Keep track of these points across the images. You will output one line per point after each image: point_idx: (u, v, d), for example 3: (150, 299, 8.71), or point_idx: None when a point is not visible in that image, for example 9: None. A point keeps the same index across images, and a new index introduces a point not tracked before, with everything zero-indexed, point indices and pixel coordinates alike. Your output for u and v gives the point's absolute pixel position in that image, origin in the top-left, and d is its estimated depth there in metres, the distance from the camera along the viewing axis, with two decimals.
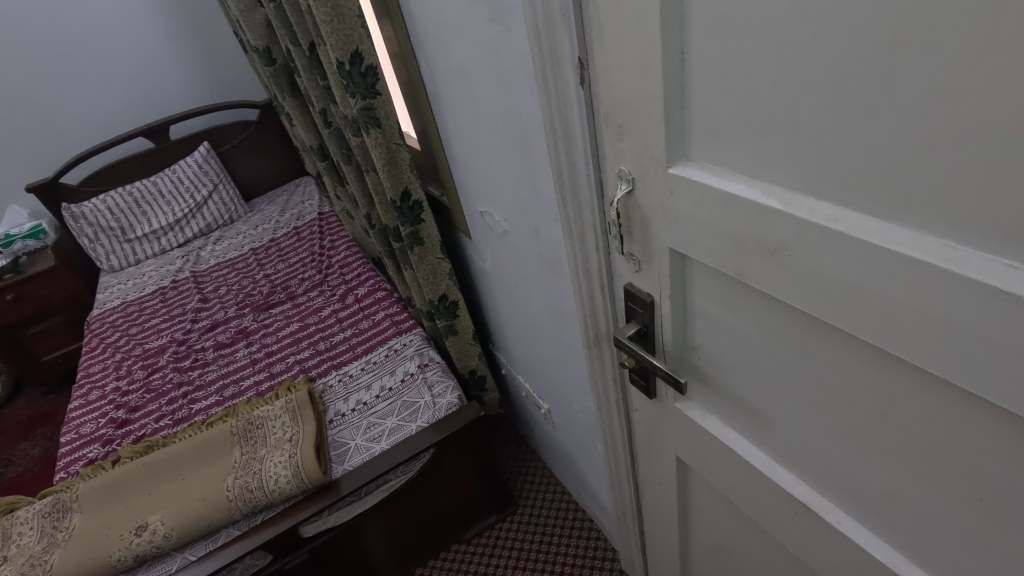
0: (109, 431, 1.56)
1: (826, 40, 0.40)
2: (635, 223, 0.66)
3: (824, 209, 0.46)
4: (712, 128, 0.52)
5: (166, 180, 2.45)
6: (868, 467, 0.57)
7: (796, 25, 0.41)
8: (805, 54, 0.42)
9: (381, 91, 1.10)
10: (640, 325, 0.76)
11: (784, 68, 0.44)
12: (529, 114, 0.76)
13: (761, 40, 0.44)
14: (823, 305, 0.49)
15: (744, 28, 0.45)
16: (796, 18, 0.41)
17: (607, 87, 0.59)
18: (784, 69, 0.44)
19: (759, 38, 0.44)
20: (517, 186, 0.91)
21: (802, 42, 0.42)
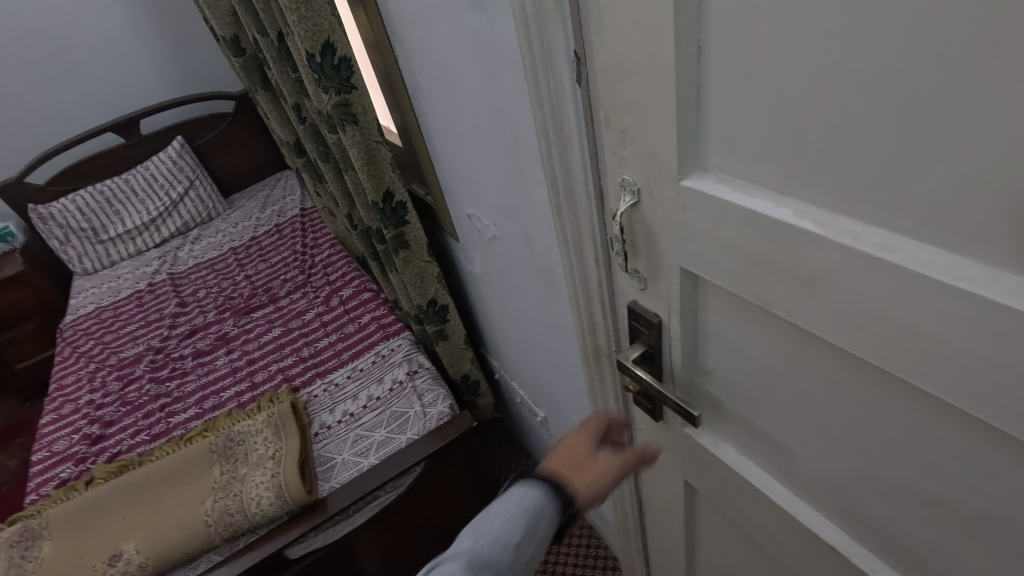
0: (83, 448, 1.48)
1: (885, 39, 0.32)
2: (641, 237, 0.59)
3: (869, 236, 0.39)
4: (732, 135, 0.44)
5: (139, 177, 2.34)
6: (908, 516, 0.51)
7: (847, 18, 0.34)
8: (859, 53, 0.34)
9: (357, 85, 1.01)
10: (645, 346, 0.68)
11: (825, 66, 0.36)
12: (517, 113, 0.68)
13: (801, 33, 0.36)
14: (864, 342, 0.42)
15: (777, 21, 0.37)
16: (846, 9, 0.33)
17: (607, 86, 0.51)
18: (826, 69, 0.36)
19: (798, 30, 0.36)
20: (507, 190, 0.83)
21: (856, 38, 0.34)
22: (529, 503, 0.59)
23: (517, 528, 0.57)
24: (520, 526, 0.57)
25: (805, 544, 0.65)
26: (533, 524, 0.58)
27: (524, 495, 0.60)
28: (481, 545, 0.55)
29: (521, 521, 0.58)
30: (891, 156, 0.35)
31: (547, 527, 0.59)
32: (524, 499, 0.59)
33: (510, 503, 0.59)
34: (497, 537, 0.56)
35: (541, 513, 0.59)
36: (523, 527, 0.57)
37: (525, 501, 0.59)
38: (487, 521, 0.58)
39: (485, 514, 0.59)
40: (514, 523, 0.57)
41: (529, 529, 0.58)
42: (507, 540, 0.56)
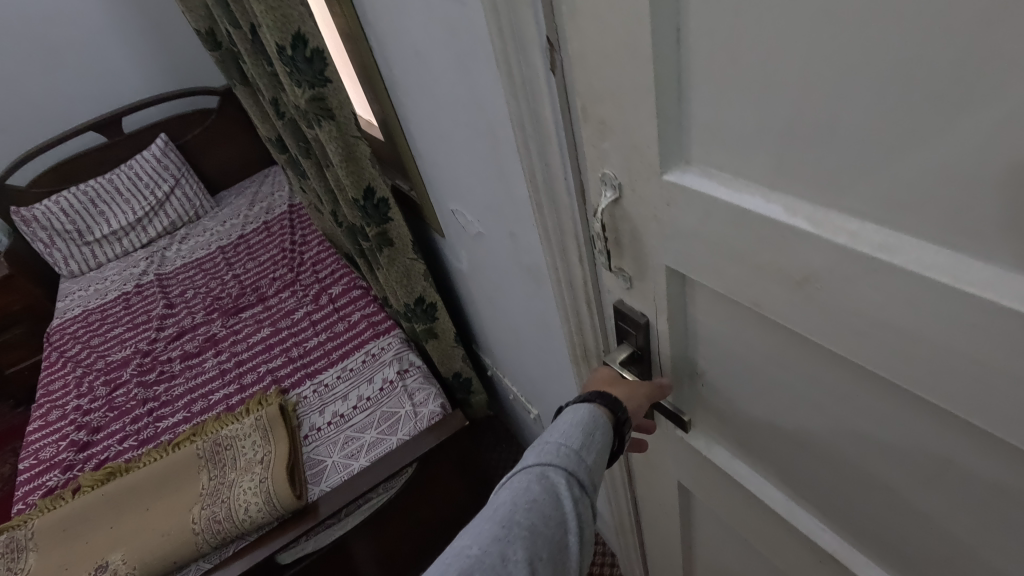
0: (69, 456, 1.44)
1: (878, 19, 0.29)
2: (625, 235, 0.56)
3: (866, 234, 0.35)
4: (717, 125, 0.41)
5: (124, 177, 2.30)
6: (912, 525, 0.49)
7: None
8: (851, 33, 0.30)
9: (331, 78, 0.98)
10: (634, 347, 0.65)
11: (814, 47, 0.32)
12: (493, 106, 0.64)
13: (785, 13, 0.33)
14: (862, 347, 0.39)
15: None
16: None
17: (583, 74, 0.47)
18: (816, 52, 0.32)
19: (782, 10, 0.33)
20: (488, 186, 0.79)
21: (847, 16, 0.30)
22: (584, 416, 0.59)
23: (575, 436, 0.57)
24: (578, 434, 0.57)
25: (805, 549, 0.63)
26: (589, 433, 0.57)
27: (578, 409, 0.60)
28: (544, 456, 0.55)
29: (578, 430, 0.57)
30: (890, 147, 0.32)
31: (606, 436, 0.58)
32: (578, 413, 0.59)
33: (566, 420, 0.59)
34: (558, 444, 0.56)
35: (595, 421, 0.58)
36: (581, 433, 0.57)
37: (578, 413, 0.59)
38: (546, 438, 0.58)
39: (544, 433, 0.59)
40: (571, 434, 0.57)
41: (587, 436, 0.57)
42: (567, 446, 0.56)
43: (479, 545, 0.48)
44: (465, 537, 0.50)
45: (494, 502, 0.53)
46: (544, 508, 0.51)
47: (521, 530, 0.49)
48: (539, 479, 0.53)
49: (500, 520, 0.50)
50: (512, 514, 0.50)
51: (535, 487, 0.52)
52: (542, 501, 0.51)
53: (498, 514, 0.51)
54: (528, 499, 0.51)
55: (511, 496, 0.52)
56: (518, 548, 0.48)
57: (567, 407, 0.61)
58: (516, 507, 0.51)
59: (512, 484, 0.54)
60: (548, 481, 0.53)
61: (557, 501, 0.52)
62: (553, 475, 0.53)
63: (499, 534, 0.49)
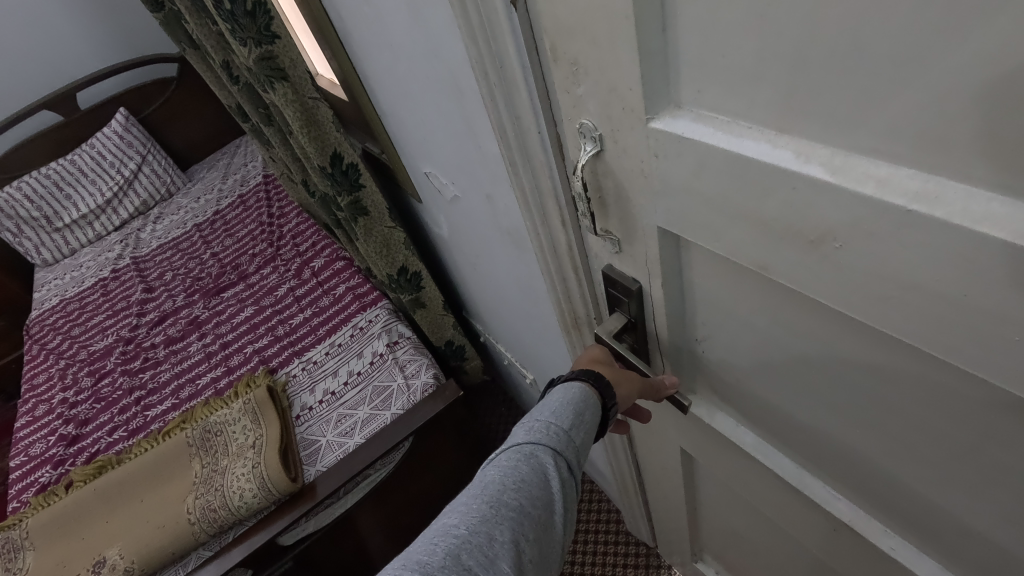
0: (60, 450, 1.39)
1: None
2: (610, 192, 0.49)
3: (899, 179, 0.29)
4: (713, 57, 0.34)
5: (86, 156, 2.19)
6: (939, 501, 0.45)
7: None
8: None
9: (280, 33, 0.88)
10: (626, 316, 0.60)
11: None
12: (453, 52, 0.56)
13: None
14: (888, 313, 0.33)
15: None
16: None
17: (547, 5, 0.40)
18: None
19: None
20: (458, 143, 0.71)
21: None
22: (574, 395, 0.54)
23: (564, 415, 0.52)
24: (568, 414, 0.52)
25: (817, 515, 0.60)
26: (579, 413, 0.53)
27: (566, 388, 0.55)
28: (533, 434, 0.50)
29: (568, 410, 0.53)
30: (933, 70, 0.25)
31: (594, 415, 0.54)
32: (567, 393, 0.55)
33: (555, 399, 0.54)
34: (546, 423, 0.51)
35: (585, 401, 0.54)
36: (571, 413, 0.52)
37: (567, 393, 0.54)
38: (534, 416, 0.53)
39: (531, 410, 0.54)
40: (561, 413, 0.52)
41: (576, 415, 0.53)
42: (556, 425, 0.51)
43: (465, 525, 0.43)
44: (449, 517, 0.45)
45: (480, 480, 0.48)
46: (532, 488, 0.46)
47: (509, 511, 0.44)
48: (528, 458, 0.48)
49: (486, 500, 0.45)
50: (499, 493, 0.45)
51: (525, 466, 0.47)
52: (530, 481, 0.47)
53: (485, 492, 0.46)
54: (517, 478, 0.46)
55: (498, 475, 0.47)
56: (506, 529, 0.43)
57: (554, 388, 0.57)
58: (503, 487, 0.46)
59: (499, 461, 0.49)
60: (537, 460, 0.48)
61: (546, 481, 0.47)
62: (543, 454, 0.49)
63: (486, 515, 0.44)
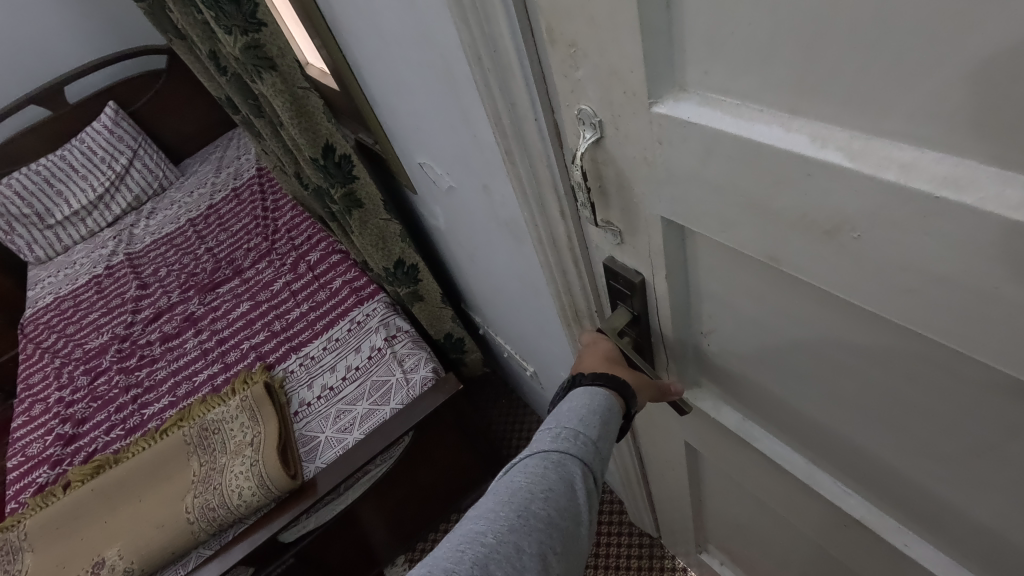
0: (57, 450, 1.38)
1: None
2: (611, 181, 0.47)
3: (925, 163, 0.27)
4: (721, 34, 0.31)
5: (76, 151, 2.16)
6: (956, 499, 0.43)
7: None
8: None
9: (266, 20, 0.86)
10: (630, 312, 0.58)
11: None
12: (445, 37, 0.54)
13: None
14: (907, 307, 0.32)
15: None
16: None
17: None
18: None
19: None
20: (452, 132, 0.69)
21: None
22: (601, 402, 0.52)
23: (592, 423, 0.51)
24: (595, 422, 0.51)
25: (827, 510, 0.58)
26: (606, 422, 0.51)
27: (593, 394, 0.53)
28: (561, 441, 0.49)
29: (595, 417, 0.51)
30: (964, 43, 0.23)
31: (618, 424, 0.52)
32: (593, 399, 0.53)
33: (580, 403, 0.53)
34: (574, 431, 0.50)
35: (611, 409, 0.52)
36: (598, 421, 0.51)
37: (594, 399, 0.52)
38: (559, 421, 0.51)
39: (556, 415, 0.52)
40: (588, 421, 0.51)
41: (603, 424, 0.51)
42: (583, 433, 0.49)
43: (494, 533, 0.42)
44: (474, 523, 0.43)
45: (506, 485, 0.46)
46: (561, 498, 0.45)
47: (538, 522, 0.43)
48: (555, 466, 0.47)
49: (515, 508, 0.44)
50: (528, 502, 0.44)
51: (553, 475, 0.46)
52: (558, 491, 0.45)
53: (513, 499, 0.44)
54: (545, 487, 0.45)
55: (526, 482, 0.45)
56: (534, 540, 0.42)
57: (575, 390, 0.55)
58: (532, 495, 0.44)
59: (526, 468, 0.47)
60: (566, 469, 0.47)
61: (574, 491, 0.46)
62: (571, 464, 0.47)
63: (515, 524, 0.42)
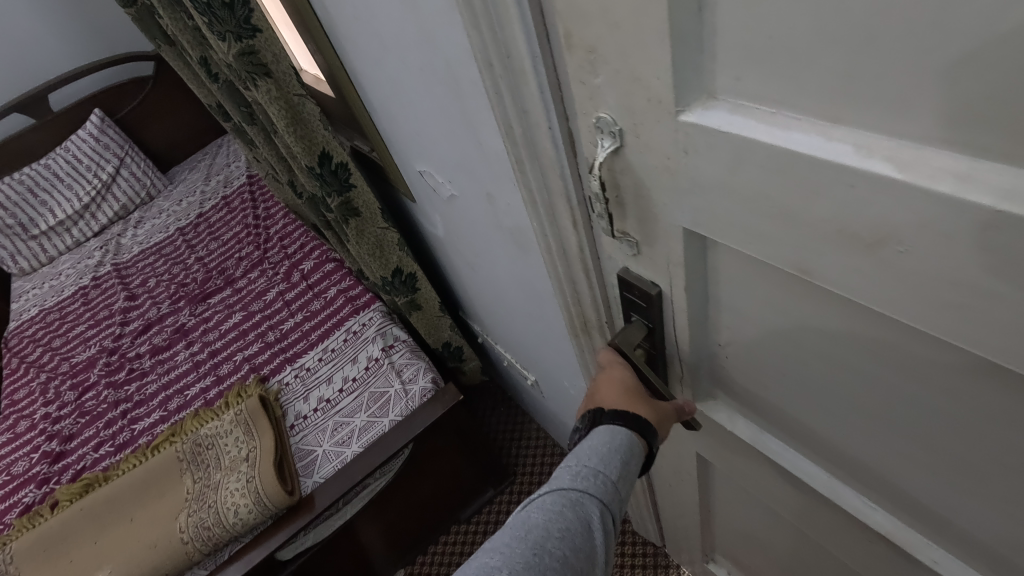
0: (43, 469, 1.33)
1: None
2: (628, 191, 0.45)
3: (983, 173, 0.25)
4: (755, 38, 0.30)
5: (61, 160, 2.12)
6: (989, 512, 0.42)
7: None
8: None
9: (261, 26, 0.84)
10: (645, 324, 0.56)
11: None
12: (453, 44, 0.52)
13: None
14: (953, 323, 0.30)
15: None
16: None
17: None
18: None
19: None
20: (456, 139, 0.67)
21: None
22: (622, 441, 0.52)
23: (612, 463, 0.50)
24: (616, 462, 0.51)
25: (848, 522, 0.57)
26: (627, 462, 0.51)
27: (615, 432, 0.53)
28: (580, 480, 0.49)
29: (616, 457, 0.51)
30: None
31: (639, 465, 0.52)
32: (615, 437, 0.52)
33: (602, 440, 0.52)
34: (594, 470, 0.50)
35: (633, 449, 0.52)
36: (618, 462, 0.51)
37: (616, 438, 0.52)
38: (580, 458, 0.51)
39: (576, 451, 0.53)
40: (609, 460, 0.50)
41: (623, 465, 0.51)
42: (604, 473, 0.49)
43: (509, 567, 0.43)
44: (490, 556, 0.44)
45: (523, 520, 0.47)
46: (577, 538, 0.45)
47: (553, 560, 0.43)
48: (573, 505, 0.47)
49: (531, 545, 0.44)
50: (544, 540, 0.44)
51: (570, 514, 0.46)
52: (574, 530, 0.45)
53: (529, 537, 0.45)
54: (561, 526, 0.45)
55: (543, 519, 0.46)
56: None
57: (597, 426, 0.55)
58: (548, 533, 0.45)
59: (544, 504, 0.47)
60: (583, 509, 0.47)
61: (590, 532, 0.46)
62: (589, 504, 0.47)
63: (530, 562, 0.43)
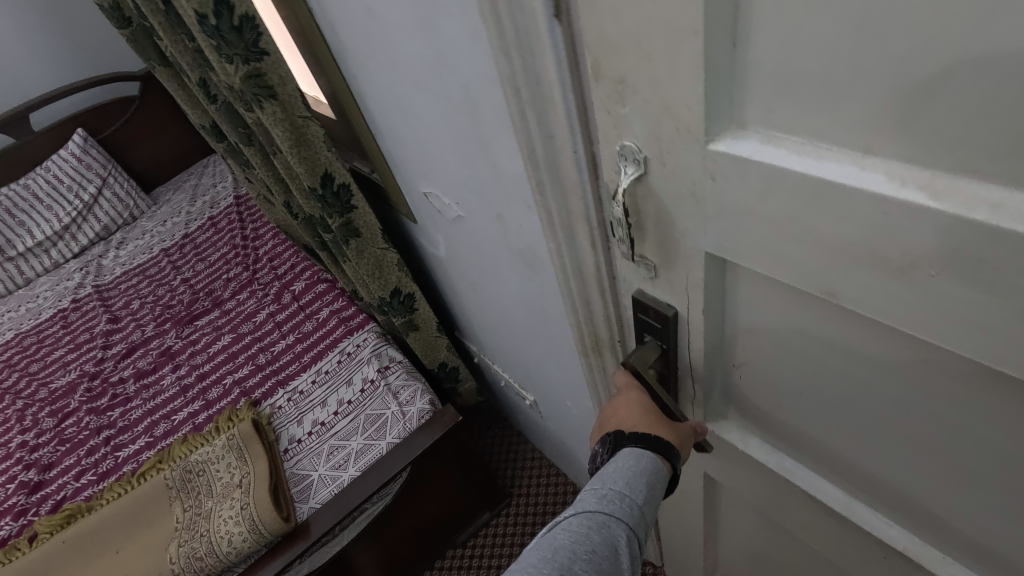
0: (20, 500, 1.27)
1: None
2: (650, 216, 0.47)
3: (1014, 204, 0.27)
4: (788, 74, 0.32)
5: (41, 180, 2.07)
6: (1004, 523, 0.43)
7: None
8: None
9: (269, 49, 0.84)
10: (659, 344, 0.57)
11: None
12: (478, 74, 0.53)
13: None
14: (981, 340, 0.32)
15: None
16: None
17: (591, 20, 0.38)
18: None
19: None
20: (469, 162, 0.68)
21: None
22: (646, 466, 0.53)
23: (637, 488, 0.51)
24: (641, 487, 0.51)
25: (858, 538, 0.58)
26: (651, 488, 0.52)
27: (638, 456, 0.54)
28: (606, 503, 0.49)
29: (641, 481, 0.51)
30: None
31: (662, 491, 0.53)
32: (639, 462, 0.53)
33: (626, 465, 0.53)
34: (620, 493, 0.50)
35: (657, 475, 0.53)
36: (643, 486, 0.51)
37: (639, 462, 0.53)
38: (604, 482, 0.52)
39: (600, 476, 0.53)
40: (634, 485, 0.51)
41: (648, 490, 0.51)
42: (629, 497, 0.50)
43: None
44: None
45: (550, 541, 0.47)
46: (604, 559, 0.45)
47: None
48: (599, 527, 0.47)
49: (558, 565, 0.44)
50: (571, 560, 0.44)
51: (597, 535, 0.47)
52: (601, 552, 0.45)
53: (556, 557, 0.45)
54: (589, 547, 0.45)
55: (570, 539, 0.46)
56: None
57: (620, 452, 0.56)
58: (575, 554, 0.45)
59: (570, 526, 0.48)
60: (609, 531, 0.47)
61: (617, 554, 0.46)
62: (615, 527, 0.48)
63: None
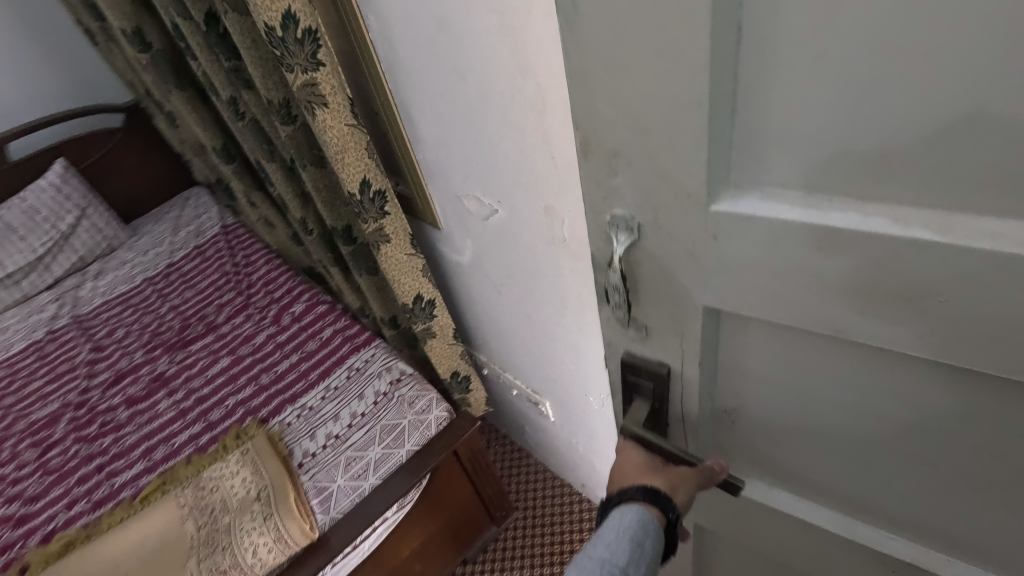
0: (6, 534, 1.20)
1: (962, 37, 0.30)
2: (643, 277, 0.53)
3: (993, 235, 0.36)
4: (778, 137, 0.39)
5: (16, 211, 2.00)
6: (985, 508, 0.51)
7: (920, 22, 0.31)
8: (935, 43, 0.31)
9: (325, 61, 0.92)
10: (649, 400, 0.64)
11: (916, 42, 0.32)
12: (545, 65, 0.65)
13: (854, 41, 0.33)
14: (954, 345, 0.41)
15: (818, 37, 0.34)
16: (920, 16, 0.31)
17: (588, 101, 0.45)
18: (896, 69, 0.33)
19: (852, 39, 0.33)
20: (520, 154, 0.79)
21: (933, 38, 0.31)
22: (632, 524, 0.59)
23: (622, 550, 0.57)
24: (626, 547, 0.58)
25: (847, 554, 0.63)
26: (639, 545, 0.58)
27: (625, 514, 0.60)
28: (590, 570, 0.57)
29: (625, 543, 0.58)
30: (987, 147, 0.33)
31: (654, 544, 0.59)
32: (626, 521, 0.60)
33: (615, 526, 0.60)
34: (604, 559, 0.57)
35: (644, 530, 0.59)
36: (628, 547, 0.58)
37: (625, 522, 0.59)
38: (594, 548, 0.59)
39: (594, 540, 0.60)
40: (618, 547, 0.58)
41: (634, 548, 0.58)
42: (613, 561, 0.57)
43: None
44: None
45: None
46: None
47: None
48: None
49: None
50: None
51: None
52: None
53: None
54: None
55: None
56: None
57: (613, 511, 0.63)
58: None
59: None
60: None
61: None
62: None
63: None
